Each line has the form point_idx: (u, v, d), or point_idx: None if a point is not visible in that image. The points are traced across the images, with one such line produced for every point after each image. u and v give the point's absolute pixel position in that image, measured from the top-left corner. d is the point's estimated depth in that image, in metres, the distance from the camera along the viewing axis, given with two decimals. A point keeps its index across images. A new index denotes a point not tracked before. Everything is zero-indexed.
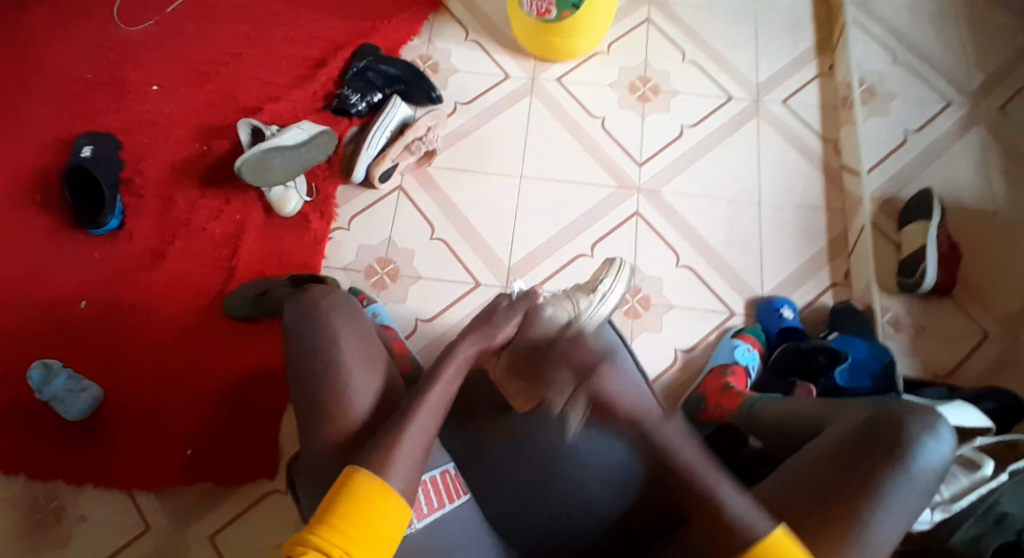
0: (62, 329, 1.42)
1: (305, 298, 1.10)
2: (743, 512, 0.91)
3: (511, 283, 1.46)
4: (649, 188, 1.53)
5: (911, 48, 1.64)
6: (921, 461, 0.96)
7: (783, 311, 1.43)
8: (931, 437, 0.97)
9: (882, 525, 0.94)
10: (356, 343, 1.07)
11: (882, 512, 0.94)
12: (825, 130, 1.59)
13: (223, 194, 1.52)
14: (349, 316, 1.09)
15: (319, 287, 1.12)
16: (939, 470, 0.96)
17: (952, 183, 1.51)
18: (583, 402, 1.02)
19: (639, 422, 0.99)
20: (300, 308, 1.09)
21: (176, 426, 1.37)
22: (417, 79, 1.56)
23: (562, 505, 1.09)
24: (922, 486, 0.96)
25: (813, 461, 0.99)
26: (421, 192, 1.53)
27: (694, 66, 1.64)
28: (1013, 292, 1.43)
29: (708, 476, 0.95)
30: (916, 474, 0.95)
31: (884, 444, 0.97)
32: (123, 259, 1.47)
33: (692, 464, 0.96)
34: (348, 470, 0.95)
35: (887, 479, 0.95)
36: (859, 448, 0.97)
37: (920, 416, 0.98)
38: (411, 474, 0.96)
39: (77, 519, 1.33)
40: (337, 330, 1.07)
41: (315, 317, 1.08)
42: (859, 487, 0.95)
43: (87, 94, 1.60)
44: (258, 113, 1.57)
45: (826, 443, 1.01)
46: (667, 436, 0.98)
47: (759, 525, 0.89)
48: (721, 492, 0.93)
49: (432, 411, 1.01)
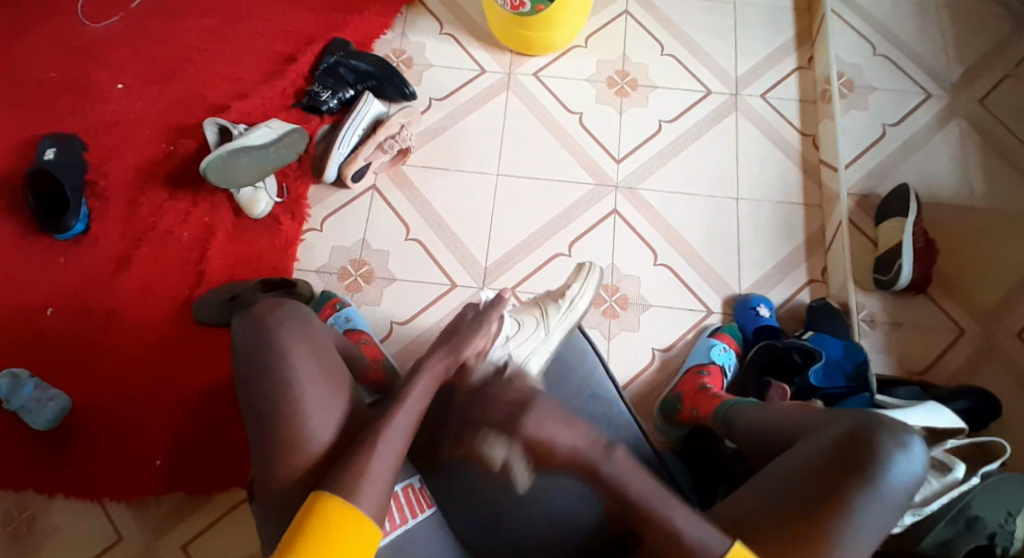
0: (30, 338, 1.39)
1: (253, 314, 1.07)
2: (703, 532, 0.93)
3: (489, 285, 1.44)
4: (628, 185, 1.51)
5: (892, 40, 1.62)
6: (893, 480, 0.96)
7: (760, 309, 1.42)
8: (903, 454, 0.97)
9: (851, 545, 0.94)
10: (308, 356, 1.04)
11: (849, 529, 0.94)
12: (804, 124, 1.57)
13: (190, 195, 1.48)
14: (303, 330, 1.06)
15: (268, 300, 1.09)
16: (910, 487, 0.97)
17: (930, 179, 1.51)
18: (519, 450, 1.01)
19: (580, 455, 0.99)
20: (249, 323, 1.06)
21: (147, 435, 1.35)
22: (389, 76, 1.52)
23: (536, 518, 1.07)
24: (892, 505, 0.96)
25: (787, 476, 0.99)
26: (395, 190, 1.51)
27: (674, 59, 1.61)
28: (990, 289, 1.44)
29: (659, 504, 0.95)
30: (887, 493, 0.95)
31: (858, 463, 0.96)
32: (89, 263, 1.44)
33: (647, 497, 0.96)
34: (318, 495, 0.94)
35: (858, 498, 0.95)
36: (833, 465, 0.97)
37: (894, 432, 0.98)
38: (379, 497, 0.96)
39: (50, 529, 1.32)
40: (289, 346, 1.04)
41: (267, 333, 1.04)
42: (827, 504, 0.95)
43: (48, 93, 1.55)
44: (224, 111, 1.52)
45: (801, 457, 1.00)
46: (614, 468, 0.98)
47: (715, 543, 0.92)
48: (679, 521, 0.94)
49: (400, 430, 1.00)
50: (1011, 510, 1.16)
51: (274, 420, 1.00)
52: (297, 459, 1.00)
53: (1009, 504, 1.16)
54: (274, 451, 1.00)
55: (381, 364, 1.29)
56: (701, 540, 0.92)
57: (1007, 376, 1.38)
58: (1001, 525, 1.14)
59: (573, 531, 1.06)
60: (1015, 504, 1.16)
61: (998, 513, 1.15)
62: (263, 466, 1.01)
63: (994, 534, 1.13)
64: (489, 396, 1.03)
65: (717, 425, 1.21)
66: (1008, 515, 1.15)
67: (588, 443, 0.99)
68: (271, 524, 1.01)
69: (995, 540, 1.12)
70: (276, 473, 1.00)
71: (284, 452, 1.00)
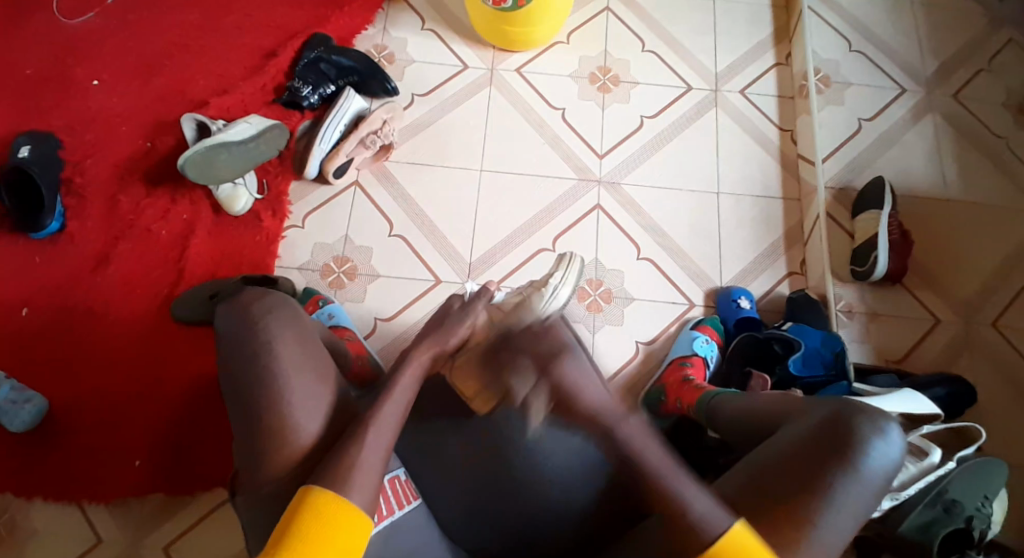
0: (5, 338, 1.37)
1: (240, 304, 1.06)
2: (707, 507, 0.90)
3: (471, 280, 1.44)
4: (610, 180, 1.52)
5: (868, 37, 1.65)
6: (872, 465, 0.97)
7: (740, 301, 1.44)
8: (881, 439, 0.99)
9: (830, 530, 0.94)
10: (294, 345, 1.03)
11: (831, 512, 0.95)
12: (783, 120, 1.59)
13: (169, 192, 1.46)
14: (289, 319, 1.06)
15: (255, 290, 1.08)
16: (888, 471, 0.98)
17: (905, 172, 1.54)
18: (547, 396, 0.94)
19: (601, 414, 0.92)
20: (235, 312, 1.06)
21: (126, 435, 1.33)
22: (371, 70, 1.51)
23: (523, 501, 1.08)
24: (871, 490, 0.97)
25: (765, 464, 1.00)
26: (377, 186, 1.50)
27: (655, 55, 1.62)
28: (964, 280, 1.47)
29: (671, 474, 0.91)
30: (868, 476, 0.97)
31: (835, 449, 0.98)
32: (66, 262, 1.41)
33: (658, 466, 0.92)
34: (302, 490, 0.93)
35: (837, 483, 0.96)
36: (812, 449, 0.99)
37: (871, 418, 1.00)
38: (369, 485, 0.95)
39: (28, 533, 1.30)
40: (274, 334, 1.04)
41: (253, 321, 1.04)
42: (810, 487, 0.96)
43: (22, 89, 1.51)
44: (203, 106, 1.50)
45: (779, 446, 1.01)
46: (630, 433, 0.92)
47: (717, 521, 0.89)
48: (686, 492, 0.91)
49: (390, 422, 1.00)
50: (987, 495, 1.20)
51: (265, 415, 0.99)
52: (290, 452, 0.99)
53: (986, 487, 1.20)
54: (265, 448, 0.99)
55: (365, 360, 1.29)
56: (704, 514, 0.89)
57: (981, 365, 1.41)
58: (978, 508, 1.18)
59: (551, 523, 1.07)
60: (992, 488, 1.20)
61: (975, 497, 1.19)
62: (252, 462, 1.00)
63: (972, 516, 1.16)
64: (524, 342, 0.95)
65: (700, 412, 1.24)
66: (984, 498, 1.19)
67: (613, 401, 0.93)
68: (261, 521, 0.99)
69: (972, 522, 1.16)
70: (268, 467, 0.99)
71: (280, 445, 0.99)
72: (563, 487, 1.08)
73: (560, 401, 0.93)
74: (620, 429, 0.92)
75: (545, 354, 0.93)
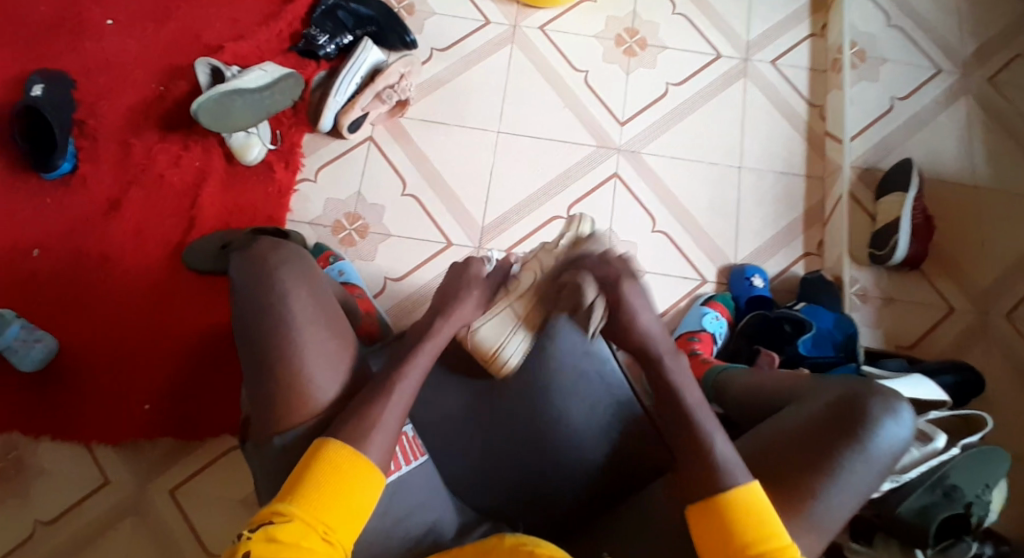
0: (18, 278, 1.37)
1: (255, 254, 1.05)
2: (730, 457, 0.94)
3: (484, 247, 1.42)
4: (631, 148, 1.49)
5: (908, 11, 1.58)
6: (880, 445, 0.97)
7: (754, 279, 1.42)
8: (892, 419, 0.98)
9: (833, 507, 0.95)
10: (307, 300, 1.03)
11: (836, 487, 0.95)
12: (813, 95, 1.54)
13: (181, 138, 1.44)
14: (304, 273, 1.05)
15: (269, 241, 1.07)
16: (896, 452, 0.98)
17: (935, 155, 1.49)
18: (605, 305, 1.06)
19: (649, 341, 1.03)
20: (250, 261, 1.05)
21: (135, 378, 1.35)
22: (390, 22, 1.47)
23: (527, 471, 1.11)
24: (877, 469, 0.97)
25: (772, 437, 1.00)
26: (393, 143, 1.47)
27: (685, 19, 1.56)
28: (982, 269, 1.44)
29: (705, 419, 0.98)
30: (875, 453, 0.96)
31: (844, 427, 0.97)
32: (77, 205, 1.41)
33: (694, 407, 0.99)
34: (315, 444, 0.95)
35: (843, 459, 0.96)
36: (820, 426, 0.98)
37: (885, 398, 0.99)
38: (387, 443, 0.96)
39: (38, 470, 1.33)
40: (287, 287, 1.03)
41: (268, 273, 1.03)
42: (817, 463, 0.96)
43: (33, 25, 1.48)
44: (217, 51, 1.47)
45: (788, 420, 1.01)
46: (675, 371, 1.01)
47: (739, 473, 0.93)
48: (716, 437, 0.96)
49: (407, 393, 1.00)
50: (987, 483, 1.20)
51: (273, 381, 1.00)
52: (300, 410, 1.00)
53: (987, 476, 1.20)
54: (274, 415, 1.00)
55: (372, 318, 1.29)
56: (729, 462, 0.93)
57: (993, 356, 1.40)
58: (978, 495, 1.18)
59: (553, 494, 1.10)
60: (992, 476, 1.20)
61: (976, 485, 1.18)
62: (265, 415, 1.01)
63: (971, 502, 1.17)
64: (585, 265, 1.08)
65: (706, 391, 1.23)
66: (985, 486, 1.19)
67: (660, 332, 1.02)
68: (270, 476, 1.01)
69: (971, 508, 1.16)
70: (278, 421, 1.00)
71: (292, 401, 0.99)
72: (571, 453, 1.11)
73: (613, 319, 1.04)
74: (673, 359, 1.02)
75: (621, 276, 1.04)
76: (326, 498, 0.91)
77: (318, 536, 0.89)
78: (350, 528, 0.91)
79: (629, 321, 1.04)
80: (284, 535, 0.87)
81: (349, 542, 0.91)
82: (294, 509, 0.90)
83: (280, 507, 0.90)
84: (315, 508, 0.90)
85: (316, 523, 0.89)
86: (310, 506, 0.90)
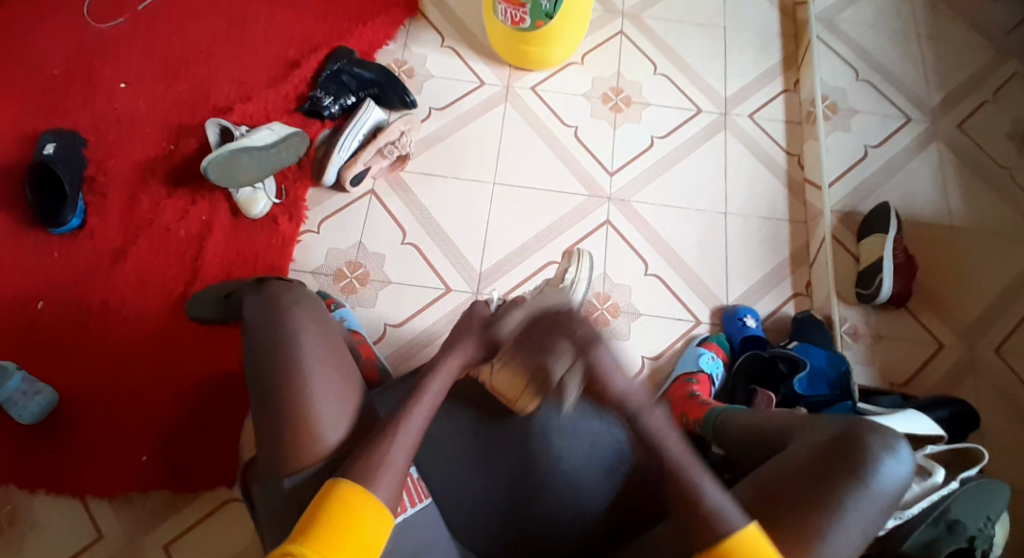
0: (21, 328, 1.39)
1: (269, 295, 1.07)
2: (709, 507, 0.92)
3: (483, 291, 1.46)
4: (621, 197, 1.55)
5: (876, 67, 1.70)
6: (881, 481, 0.96)
7: (746, 319, 1.45)
8: (891, 457, 0.97)
9: (838, 546, 0.94)
10: (318, 339, 1.04)
11: (840, 526, 0.94)
12: (790, 144, 1.63)
13: (188, 193, 1.50)
14: (314, 314, 1.07)
15: (283, 284, 1.10)
16: (897, 490, 0.97)
17: (911, 198, 1.57)
18: (581, 372, 1.01)
19: (628, 400, 1.00)
20: (260, 301, 1.07)
21: (135, 429, 1.35)
22: (391, 83, 1.56)
23: (545, 511, 1.09)
24: (880, 505, 0.96)
25: (772, 480, 0.98)
26: (393, 196, 1.53)
27: (666, 78, 1.67)
28: (965, 306, 1.49)
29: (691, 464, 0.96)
30: (877, 491, 0.96)
31: (845, 465, 0.97)
32: (83, 258, 1.45)
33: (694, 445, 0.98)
34: (327, 486, 0.94)
35: (846, 497, 0.95)
36: (822, 465, 0.97)
37: (884, 437, 0.99)
38: (394, 483, 0.95)
39: (31, 524, 1.30)
40: (299, 327, 1.04)
41: (281, 312, 1.05)
42: (819, 502, 0.95)
43: (50, 89, 1.56)
44: (226, 112, 1.55)
45: (788, 459, 1.00)
46: (657, 424, 0.99)
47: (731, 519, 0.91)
48: (704, 486, 0.94)
49: (416, 427, 1.00)
50: (989, 517, 1.17)
51: (277, 404, 1.00)
52: (311, 443, 0.99)
53: (989, 509, 1.17)
54: (276, 439, 1.00)
55: (374, 363, 1.30)
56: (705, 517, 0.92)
57: (985, 390, 1.42)
58: (980, 528, 1.14)
59: (568, 533, 1.08)
60: (994, 510, 1.18)
61: (977, 518, 1.15)
62: (267, 441, 1.01)
63: (974, 536, 1.13)
64: (558, 327, 1.03)
65: (705, 430, 1.21)
66: (987, 520, 1.16)
67: (639, 389, 1.00)
68: (273, 507, 0.99)
69: (975, 543, 1.12)
70: (280, 444, 1.00)
71: (294, 431, 0.99)
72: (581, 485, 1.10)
73: (590, 387, 1.02)
74: (651, 416, 0.99)
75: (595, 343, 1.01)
76: (336, 538, 0.90)
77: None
78: None
79: (605, 388, 1.01)
80: None
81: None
82: (305, 549, 0.88)
83: (291, 548, 0.88)
84: (324, 547, 0.89)
85: None
86: (320, 545, 0.89)
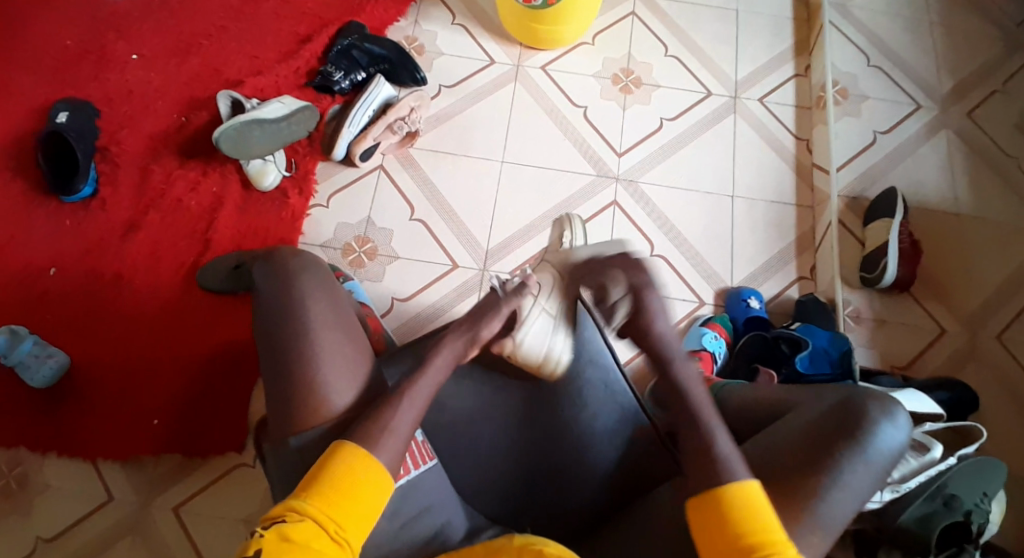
0: (32, 295, 1.41)
1: (277, 261, 1.09)
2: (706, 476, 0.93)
3: (489, 267, 1.47)
4: (628, 178, 1.56)
5: (887, 53, 1.69)
6: (879, 447, 0.96)
7: (750, 301, 1.46)
8: (890, 423, 0.97)
9: (834, 509, 0.93)
10: (325, 307, 1.05)
11: (837, 489, 0.93)
12: (800, 129, 1.63)
13: (200, 165, 1.52)
14: (323, 282, 1.07)
15: (291, 251, 1.11)
16: (894, 455, 0.96)
17: (918, 184, 1.57)
18: (628, 306, 1.04)
19: (665, 343, 1.01)
20: (270, 271, 1.08)
21: (145, 395, 1.37)
22: (402, 60, 1.57)
23: (552, 478, 1.08)
24: (876, 473, 0.95)
25: (771, 448, 0.99)
26: (402, 171, 1.54)
27: (677, 61, 1.67)
28: (969, 293, 1.49)
29: (708, 423, 0.97)
30: (875, 455, 0.95)
31: (841, 429, 0.97)
32: (95, 227, 1.46)
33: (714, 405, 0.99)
34: (332, 446, 0.93)
35: (842, 460, 0.95)
36: (820, 430, 0.97)
37: (881, 402, 0.98)
38: (400, 444, 0.96)
39: (40, 487, 1.33)
40: (308, 295, 1.05)
41: (289, 278, 1.06)
42: (815, 465, 0.95)
43: (63, 60, 1.58)
44: (238, 85, 1.56)
45: (788, 428, 1.00)
46: (687, 373, 1.00)
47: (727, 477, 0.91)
48: (716, 437, 0.95)
49: (425, 396, 1.00)
50: (986, 493, 1.18)
51: (282, 369, 1.01)
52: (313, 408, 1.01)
53: (986, 486, 1.18)
54: (280, 404, 1.01)
55: (381, 336, 1.31)
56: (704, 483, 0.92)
57: (986, 377, 1.43)
58: (976, 503, 1.15)
59: (569, 503, 1.07)
60: (991, 487, 1.18)
61: (973, 493, 1.17)
62: (272, 405, 1.03)
63: (970, 511, 1.14)
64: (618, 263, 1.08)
65: None
66: (983, 495, 1.17)
67: (677, 336, 1.02)
68: (277, 469, 1.00)
69: (970, 517, 1.13)
70: (284, 408, 1.01)
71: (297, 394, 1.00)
72: (585, 454, 1.09)
73: (634, 324, 1.04)
74: (684, 363, 1.01)
75: (647, 282, 1.05)
76: (338, 501, 0.90)
77: (329, 536, 0.87)
78: (361, 527, 0.90)
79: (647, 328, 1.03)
80: (296, 535, 0.86)
81: (359, 541, 0.90)
82: (309, 507, 0.88)
83: (296, 504, 0.88)
84: (328, 508, 0.89)
85: (329, 523, 0.88)
86: (325, 504, 0.89)
